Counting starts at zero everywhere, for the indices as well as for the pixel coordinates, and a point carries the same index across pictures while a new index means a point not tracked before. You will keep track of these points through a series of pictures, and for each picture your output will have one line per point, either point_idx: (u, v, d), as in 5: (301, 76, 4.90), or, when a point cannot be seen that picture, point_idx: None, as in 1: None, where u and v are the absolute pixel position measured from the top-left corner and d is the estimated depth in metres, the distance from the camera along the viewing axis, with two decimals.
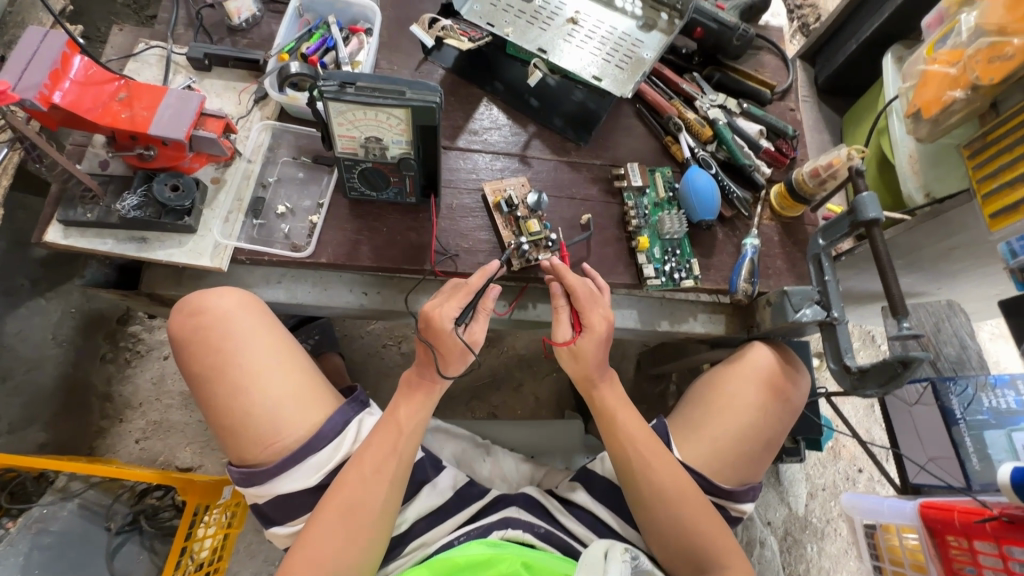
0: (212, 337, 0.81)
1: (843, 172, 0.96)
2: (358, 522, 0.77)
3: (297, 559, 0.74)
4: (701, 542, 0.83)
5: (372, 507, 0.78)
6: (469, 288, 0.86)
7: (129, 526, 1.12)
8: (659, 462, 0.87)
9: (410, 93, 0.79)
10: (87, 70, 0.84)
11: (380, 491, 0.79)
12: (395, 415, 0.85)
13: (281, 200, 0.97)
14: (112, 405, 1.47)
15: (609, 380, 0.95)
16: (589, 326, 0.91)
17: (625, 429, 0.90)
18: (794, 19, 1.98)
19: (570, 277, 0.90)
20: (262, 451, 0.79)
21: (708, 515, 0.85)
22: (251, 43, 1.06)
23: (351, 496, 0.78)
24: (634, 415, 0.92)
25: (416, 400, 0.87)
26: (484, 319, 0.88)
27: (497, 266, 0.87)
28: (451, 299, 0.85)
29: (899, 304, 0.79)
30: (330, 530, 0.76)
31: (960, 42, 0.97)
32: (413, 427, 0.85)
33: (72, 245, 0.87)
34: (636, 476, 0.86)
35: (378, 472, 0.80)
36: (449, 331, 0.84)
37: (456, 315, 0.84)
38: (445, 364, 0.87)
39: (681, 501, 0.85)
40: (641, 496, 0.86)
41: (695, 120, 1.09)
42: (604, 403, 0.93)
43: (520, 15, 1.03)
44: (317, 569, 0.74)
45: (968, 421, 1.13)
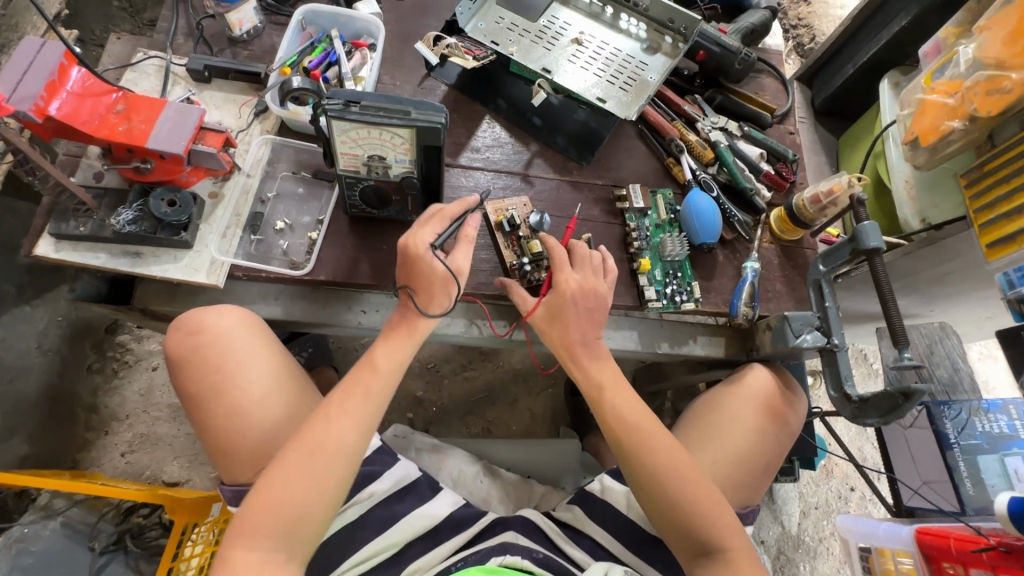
0: (211, 356, 0.80)
1: (844, 199, 0.97)
2: (322, 466, 0.73)
3: (254, 506, 0.71)
4: (702, 523, 0.79)
5: (336, 447, 0.75)
6: (446, 215, 0.85)
7: (113, 546, 1.09)
8: (658, 444, 0.83)
9: (415, 113, 0.78)
10: (84, 83, 0.82)
11: (347, 431, 0.76)
12: (371, 357, 0.82)
13: (280, 216, 0.96)
14: (98, 416, 1.44)
15: (593, 349, 0.91)
16: (556, 284, 0.90)
17: (620, 412, 0.86)
18: (789, 39, 2.01)
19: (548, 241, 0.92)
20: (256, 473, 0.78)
21: (712, 496, 0.81)
22: (252, 55, 1.05)
23: (318, 437, 0.74)
24: (629, 395, 0.88)
25: (395, 341, 0.84)
26: (467, 248, 0.86)
27: (476, 197, 0.87)
28: (426, 224, 0.84)
29: (900, 333, 0.79)
30: (290, 474, 0.72)
31: (959, 73, 0.98)
32: (389, 368, 0.82)
33: (63, 259, 0.85)
34: (634, 459, 0.83)
35: (342, 421, 0.76)
36: (425, 255, 0.81)
37: (433, 238, 0.83)
38: (426, 299, 0.84)
39: (682, 482, 0.80)
40: (641, 478, 0.82)
41: (697, 142, 1.09)
42: (597, 382, 0.89)
43: (524, 34, 1.03)
44: (273, 511, 0.70)
45: (961, 445, 1.14)
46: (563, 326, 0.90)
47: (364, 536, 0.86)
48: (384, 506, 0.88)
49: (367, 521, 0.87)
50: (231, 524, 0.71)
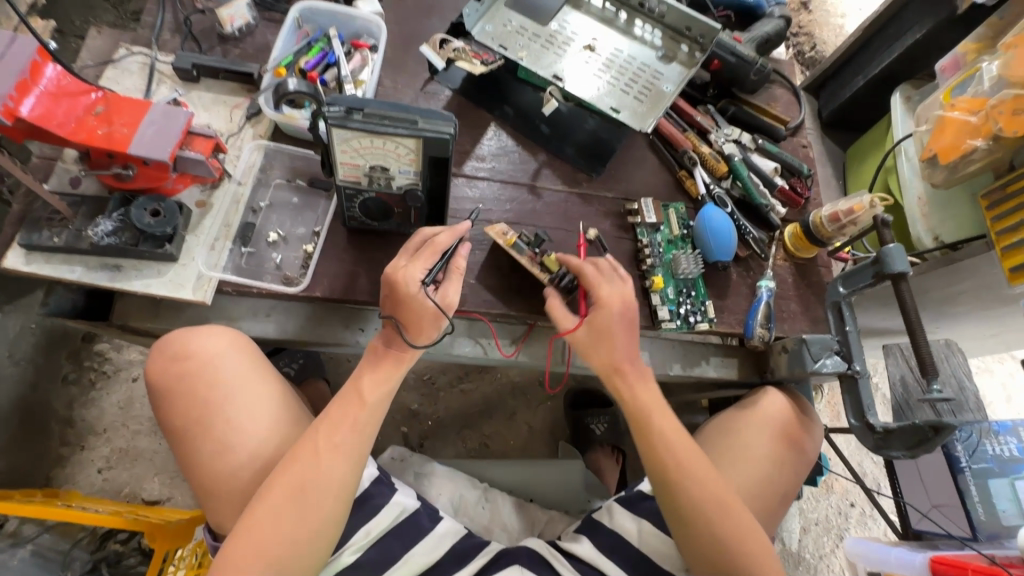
0: (199, 386, 0.74)
1: (864, 219, 0.94)
2: (311, 504, 0.69)
3: (239, 546, 0.66)
4: (740, 559, 0.76)
5: (326, 484, 0.71)
6: (437, 246, 0.78)
7: (88, 575, 1.03)
8: (698, 474, 0.79)
9: (423, 123, 0.73)
10: (60, 81, 0.76)
11: (337, 467, 0.72)
12: (359, 387, 0.77)
13: (273, 227, 0.90)
14: (74, 430, 1.35)
15: (639, 370, 0.86)
16: (599, 297, 0.84)
17: (664, 439, 0.82)
18: (791, 46, 1.98)
19: (572, 259, 0.87)
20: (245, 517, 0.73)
21: (750, 531, 0.78)
22: (243, 53, 0.98)
23: (306, 474, 0.70)
24: (672, 421, 0.84)
25: (383, 370, 0.78)
26: (457, 282, 0.80)
27: (467, 223, 0.81)
28: (416, 258, 0.78)
29: (928, 363, 0.76)
30: (279, 514, 0.68)
31: (982, 90, 0.96)
32: (378, 399, 0.77)
33: (35, 272, 0.78)
34: (677, 490, 0.79)
35: (332, 451, 0.72)
36: (416, 292, 0.76)
37: (424, 274, 0.77)
38: (416, 333, 0.78)
39: (724, 516, 0.77)
40: (680, 504, 0.78)
41: (711, 155, 1.05)
42: (641, 405, 0.84)
43: (534, 39, 0.98)
44: (259, 551, 0.66)
45: (973, 468, 1.11)
46: (612, 345, 0.85)
47: (362, 573, 0.81)
48: (383, 540, 0.83)
49: (365, 556, 0.81)
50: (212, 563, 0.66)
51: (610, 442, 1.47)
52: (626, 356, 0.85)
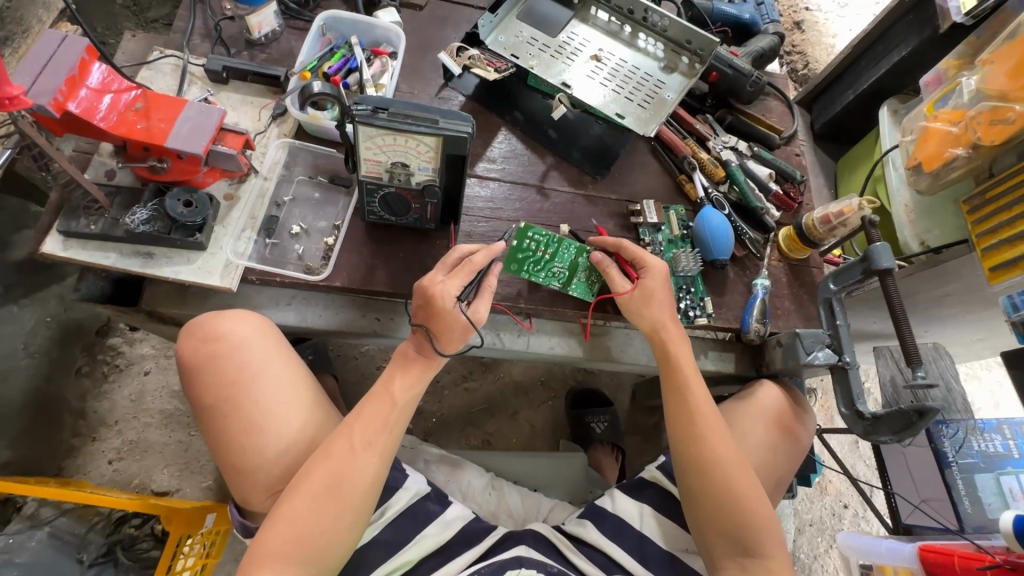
0: (228, 369, 0.78)
1: (853, 220, 0.99)
2: (343, 498, 0.73)
3: (276, 529, 0.70)
4: (748, 517, 0.82)
5: (360, 479, 0.74)
6: (474, 265, 0.82)
7: (103, 558, 1.05)
8: (717, 432, 0.87)
9: (443, 122, 0.78)
10: (103, 78, 0.80)
11: (370, 463, 0.75)
12: (389, 387, 0.81)
13: (296, 220, 0.94)
14: (86, 422, 1.38)
15: (681, 335, 0.93)
16: (650, 267, 0.92)
17: (694, 396, 0.89)
18: (785, 64, 2.07)
19: (608, 239, 0.95)
20: (268, 497, 0.77)
21: (759, 494, 0.84)
22: (269, 58, 1.04)
23: (342, 468, 0.74)
24: (702, 384, 0.91)
25: (411, 374, 0.82)
26: (489, 299, 0.84)
27: (504, 245, 0.84)
28: (453, 275, 0.81)
29: (913, 353, 0.82)
30: (315, 504, 0.71)
31: (962, 102, 1.03)
32: (407, 401, 0.81)
33: (72, 258, 0.82)
34: (701, 441, 0.86)
35: (365, 447, 0.76)
36: (452, 308, 0.80)
37: (459, 291, 0.80)
38: (443, 342, 0.82)
39: (739, 472, 0.84)
40: (699, 462, 0.85)
41: (709, 160, 1.12)
42: (676, 364, 0.91)
43: (544, 49, 1.05)
44: (296, 540, 0.70)
45: (959, 463, 1.17)
46: (651, 309, 0.92)
47: (376, 553, 0.83)
48: (396, 520, 0.86)
49: (380, 535, 0.84)
50: (247, 550, 0.69)
51: (610, 441, 1.51)
52: (667, 318, 0.92)
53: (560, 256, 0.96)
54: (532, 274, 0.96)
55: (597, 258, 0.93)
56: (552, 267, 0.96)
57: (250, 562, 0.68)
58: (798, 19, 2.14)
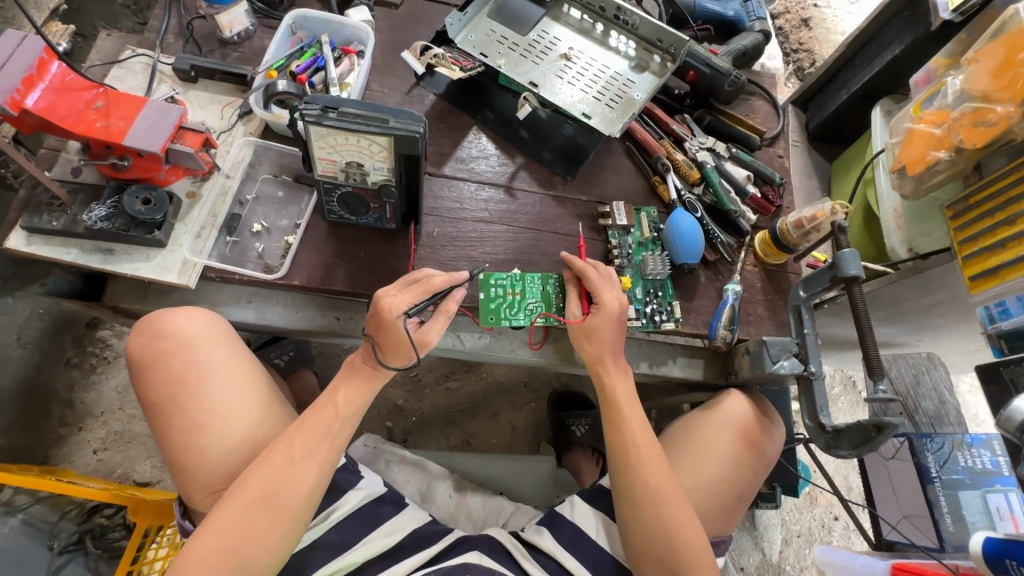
0: (175, 366, 0.79)
1: (825, 225, 0.95)
2: (278, 508, 0.73)
3: (208, 537, 0.70)
4: (681, 548, 0.81)
5: (298, 489, 0.74)
6: (430, 286, 0.82)
7: (73, 546, 1.08)
8: (653, 461, 0.86)
9: (393, 122, 0.78)
10: (64, 78, 0.82)
11: (310, 474, 0.75)
12: (335, 396, 0.81)
13: (258, 218, 0.95)
14: (73, 412, 1.42)
15: (624, 370, 0.93)
16: (603, 305, 0.89)
17: (630, 428, 0.89)
18: (789, 63, 2.02)
19: (579, 261, 0.92)
20: (209, 496, 0.77)
21: (695, 527, 0.82)
22: (241, 57, 1.04)
23: (279, 479, 0.74)
24: (641, 416, 0.91)
25: (356, 387, 0.82)
26: (442, 322, 0.84)
27: (467, 274, 0.84)
28: (406, 290, 0.81)
29: (875, 365, 0.78)
30: (250, 511, 0.71)
31: (946, 103, 0.99)
32: (352, 413, 0.81)
33: (34, 253, 0.84)
34: (634, 474, 0.85)
35: (305, 458, 0.76)
36: (398, 323, 0.79)
37: (407, 308, 0.80)
38: (389, 356, 0.82)
39: (673, 504, 0.83)
40: (633, 493, 0.84)
41: (684, 162, 1.09)
42: (613, 397, 0.91)
43: (513, 48, 1.03)
44: (226, 548, 0.70)
45: (943, 480, 1.12)
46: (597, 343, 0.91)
47: (322, 554, 0.83)
48: (343, 522, 0.86)
49: (324, 537, 0.84)
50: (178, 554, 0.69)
51: (591, 445, 1.50)
52: (607, 354, 0.91)
53: (528, 290, 0.95)
54: (510, 318, 0.93)
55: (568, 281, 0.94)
56: (528, 307, 0.94)
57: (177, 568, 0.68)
58: (805, 16, 2.08)
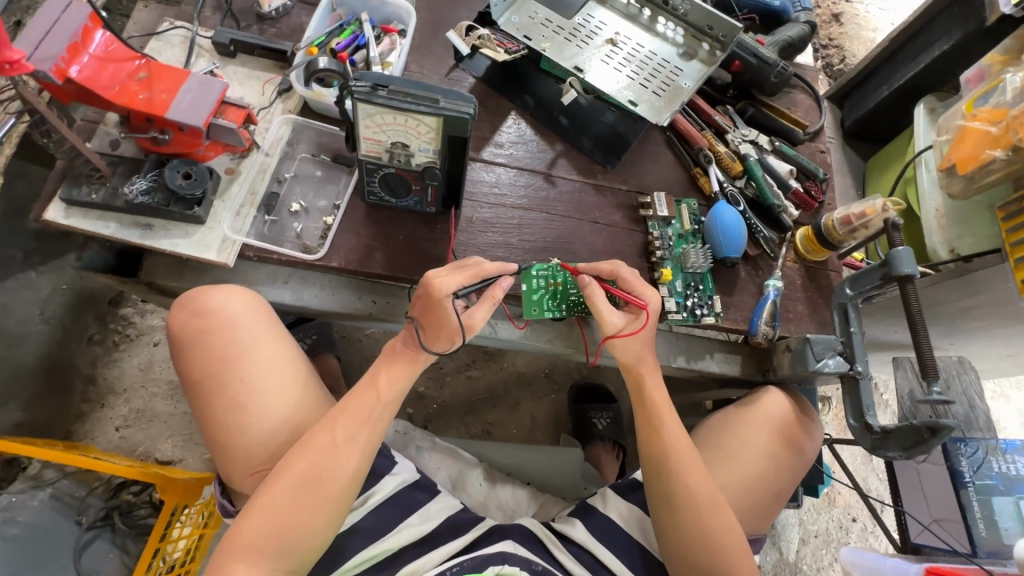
0: (216, 344, 0.79)
1: (876, 222, 0.94)
2: (323, 492, 0.72)
3: (252, 521, 0.69)
4: (721, 550, 0.80)
5: (341, 473, 0.73)
6: (480, 271, 0.82)
7: (101, 521, 1.08)
8: (692, 464, 0.83)
9: (444, 102, 0.76)
10: (108, 47, 0.80)
11: (351, 459, 0.74)
12: (374, 379, 0.80)
13: (296, 198, 0.93)
14: (95, 389, 1.42)
15: (657, 372, 0.91)
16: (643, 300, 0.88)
17: (668, 436, 0.85)
18: (819, 58, 1.98)
19: (604, 264, 0.89)
20: (250, 476, 0.77)
21: (733, 530, 0.81)
22: (279, 33, 1.02)
23: (321, 464, 0.73)
24: (678, 422, 0.87)
25: (399, 369, 0.81)
26: (488, 307, 0.82)
27: (515, 266, 0.86)
28: (457, 272, 0.80)
29: (930, 366, 0.77)
30: (294, 496, 0.71)
31: (1004, 101, 0.97)
32: (394, 396, 0.79)
33: (73, 226, 0.83)
34: (681, 485, 0.82)
35: (346, 443, 0.75)
36: (448, 303, 0.78)
37: (457, 289, 0.79)
38: (433, 338, 0.81)
39: (711, 510, 0.81)
40: (669, 496, 0.82)
41: (726, 154, 1.06)
42: (650, 396, 0.88)
43: (558, 31, 1.01)
44: (271, 538, 0.69)
45: (976, 484, 1.11)
46: (633, 343, 0.89)
47: (358, 539, 0.82)
48: (379, 507, 0.85)
49: (362, 522, 0.83)
50: (225, 535, 0.70)
51: (611, 439, 1.48)
52: (644, 352, 0.89)
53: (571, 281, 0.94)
54: (552, 310, 0.93)
55: (583, 281, 0.87)
56: (571, 299, 0.94)
57: (226, 553, 0.68)
58: (836, 11, 2.03)
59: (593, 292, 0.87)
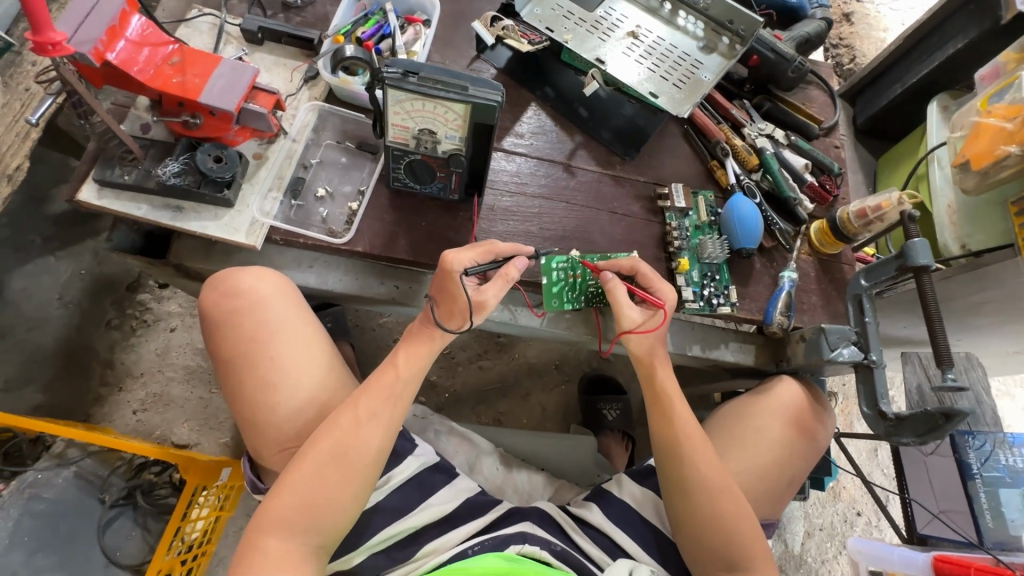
0: (246, 324, 0.80)
1: (892, 216, 0.95)
2: (348, 469, 0.74)
3: (282, 497, 0.71)
4: (737, 535, 0.81)
5: (365, 451, 0.75)
6: (492, 248, 0.86)
7: (123, 500, 1.10)
8: (704, 453, 0.84)
9: (473, 90, 0.77)
10: (143, 31, 0.82)
11: (375, 436, 0.76)
12: (394, 361, 0.82)
13: (322, 183, 0.95)
14: (113, 372, 1.43)
15: (668, 367, 0.92)
16: (663, 298, 0.89)
17: (679, 423, 0.86)
18: (829, 57, 1.99)
19: (626, 261, 0.91)
20: (278, 453, 0.78)
21: (746, 514, 0.82)
22: (304, 21, 1.03)
23: (345, 441, 0.74)
24: (688, 409, 0.88)
25: (418, 349, 0.84)
26: (500, 284, 0.85)
27: (529, 247, 0.90)
28: (469, 250, 0.84)
29: (944, 354, 0.78)
30: (320, 473, 0.72)
31: (1019, 98, 0.98)
32: (413, 375, 0.82)
33: (106, 207, 0.84)
34: (694, 472, 0.83)
35: (370, 421, 0.77)
36: (458, 277, 0.81)
37: (469, 265, 0.83)
38: (446, 316, 0.84)
39: (723, 494, 0.82)
40: (683, 484, 0.83)
41: (744, 147, 1.07)
42: (662, 386, 0.90)
43: (580, 24, 1.02)
44: (301, 514, 0.71)
45: (984, 476, 1.13)
46: (644, 336, 0.90)
47: (381, 517, 0.84)
48: (402, 486, 0.87)
49: (385, 500, 0.85)
50: (257, 512, 0.71)
51: (621, 429, 1.50)
52: (655, 346, 0.91)
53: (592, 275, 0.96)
54: (572, 302, 0.96)
55: (606, 279, 0.89)
56: (589, 291, 0.97)
57: (258, 528, 0.70)
58: (847, 10, 2.05)
59: (615, 287, 0.90)
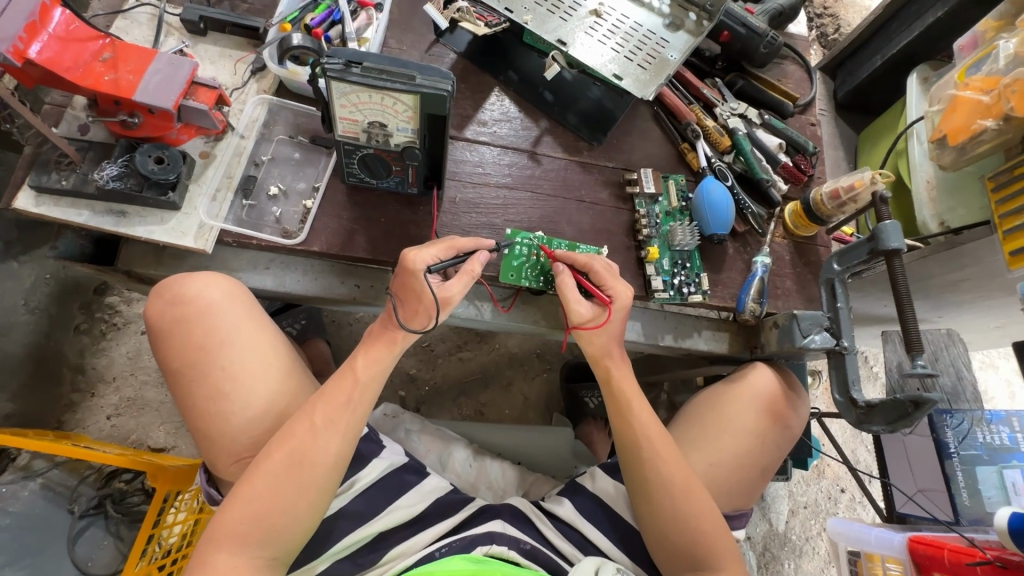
0: (195, 333, 0.78)
1: (864, 196, 0.93)
2: (303, 480, 0.72)
3: (231, 512, 0.69)
4: (702, 534, 0.80)
5: (322, 458, 0.73)
6: (456, 245, 0.83)
7: (94, 510, 1.09)
8: (666, 454, 0.83)
9: (421, 79, 0.73)
10: (69, 26, 0.77)
11: (333, 443, 0.74)
12: (352, 366, 0.80)
13: (274, 181, 0.91)
14: (85, 378, 1.40)
15: (626, 365, 0.91)
16: (616, 297, 0.87)
17: (640, 423, 0.85)
18: (814, 28, 1.93)
19: (580, 256, 0.88)
20: (234, 464, 0.77)
21: (711, 512, 0.81)
22: (251, 8, 0.97)
23: (301, 449, 0.72)
24: (649, 408, 0.87)
25: (375, 352, 0.81)
26: (465, 281, 0.82)
27: (491, 240, 0.88)
28: (432, 247, 0.82)
29: (915, 340, 0.76)
30: (271, 487, 0.70)
31: (996, 69, 0.95)
32: (371, 380, 0.79)
33: (44, 214, 0.81)
34: (656, 474, 0.82)
35: (327, 427, 0.74)
36: (421, 274, 0.78)
37: (432, 262, 0.80)
38: (410, 316, 0.82)
39: (687, 495, 0.81)
40: (646, 485, 0.82)
41: (714, 128, 1.04)
42: (622, 386, 0.88)
43: (540, 3, 0.97)
44: (251, 527, 0.69)
45: (961, 455, 1.13)
46: (601, 337, 0.89)
47: (345, 522, 0.83)
48: (368, 490, 0.85)
49: (350, 505, 0.84)
50: (207, 526, 0.70)
51: (603, 416, 1.49)
52: (614, 346, 0.90)
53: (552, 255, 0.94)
54: (531, 280, 0.93)
55: (556, 268, 0.88)
56: (549, 272, 0.94)
57: (209, 543, 0.68)
58: None
59: (564, 280, 0.88)
